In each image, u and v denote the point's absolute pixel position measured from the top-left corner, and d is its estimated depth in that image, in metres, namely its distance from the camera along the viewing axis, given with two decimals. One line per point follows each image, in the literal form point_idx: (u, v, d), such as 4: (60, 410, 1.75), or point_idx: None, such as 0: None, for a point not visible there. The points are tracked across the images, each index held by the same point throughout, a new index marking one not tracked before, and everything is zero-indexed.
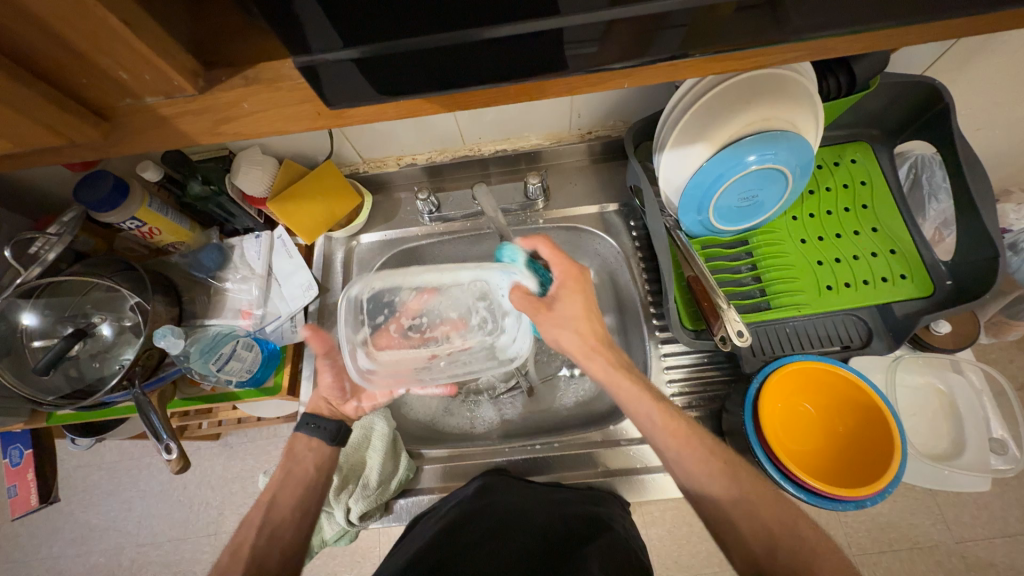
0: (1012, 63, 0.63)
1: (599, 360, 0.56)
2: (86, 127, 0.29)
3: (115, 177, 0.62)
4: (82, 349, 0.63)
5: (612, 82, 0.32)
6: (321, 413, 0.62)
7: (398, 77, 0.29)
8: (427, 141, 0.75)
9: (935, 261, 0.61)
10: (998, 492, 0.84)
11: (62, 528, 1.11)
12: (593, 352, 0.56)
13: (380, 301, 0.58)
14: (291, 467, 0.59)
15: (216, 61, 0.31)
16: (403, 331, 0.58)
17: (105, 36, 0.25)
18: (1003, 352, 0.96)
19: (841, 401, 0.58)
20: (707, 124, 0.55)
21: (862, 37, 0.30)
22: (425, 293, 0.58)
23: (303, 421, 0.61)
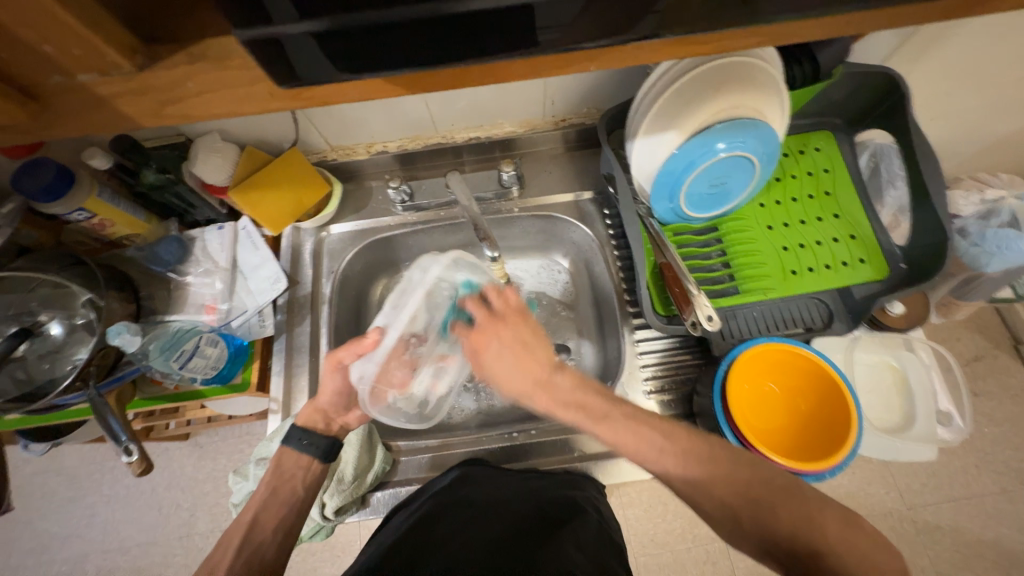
0: (963, 54, 0.65)
1: (539, 398, 0.49)
2: (12, 107, 0.27)
3: (58, 164, 0.58)
4: (30, 350, 0.59)
5: (580, 65, 0.32)
6: (314, 427, 0.58)
7: (357, 55, 0.27)
8: (398, 128, 0.73)
9: (891, 245, 0.64)
10: (945, 461, 0.91)
11: (19, 537, 1.06)
12: (533, 392, 0.50)
13: (376, 362, 0.53)
14: (280, 482, 0.56)
15: (158, 38, 0.29)
16: (403, 364, 0.55)
17: (25, 5, 0.23)
18: (952, 331, 1.02)
19: (806, 381, 0.61)
20: (678, 111, 0.55)
21: (825, 21, 0.30)
22: (398, 329, 0.53)
23: (294, 434, 0.57)
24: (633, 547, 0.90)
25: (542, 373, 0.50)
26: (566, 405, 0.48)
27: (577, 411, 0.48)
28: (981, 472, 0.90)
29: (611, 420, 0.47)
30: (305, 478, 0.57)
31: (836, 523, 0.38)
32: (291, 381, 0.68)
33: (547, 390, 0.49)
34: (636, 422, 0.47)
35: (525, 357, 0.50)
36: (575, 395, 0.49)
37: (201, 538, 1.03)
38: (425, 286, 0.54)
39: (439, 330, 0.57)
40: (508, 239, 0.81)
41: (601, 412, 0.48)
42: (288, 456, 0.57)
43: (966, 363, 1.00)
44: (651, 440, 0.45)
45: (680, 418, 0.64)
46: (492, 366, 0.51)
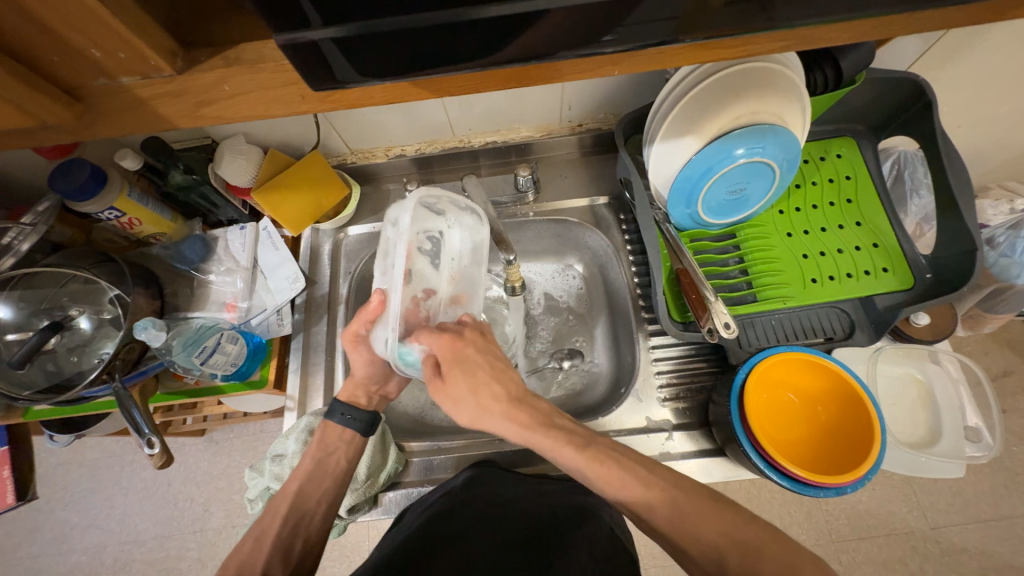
0: (993, 59, 0.64)
1: (513, 418, 0.45)
2: (59, 108, 0.28)
3: (92, 165, 0.60)
4: (59, 343, 0.61)
5: (602, 69, 0.32)
6: (356, 403, 0.60)
7: (380, 58, 0.28)
8: (416, 132, 0.74)
9: (916, 255, 0.63)
10: (971, 479, 0.87)
11: (41, 526, 1.09)
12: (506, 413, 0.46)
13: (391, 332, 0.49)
14: (323, 458, 0.57)
15: (195, 41, 0.30)
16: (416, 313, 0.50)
17: (76, 10, 0.24)
18: (978, 345, 0.99)
19: (825, 392, 0.59)
20: (697, 117, 0.55)
21: (853, 26, 0.30)
22: (396, 291, 0.48)
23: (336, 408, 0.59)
24: (643, 558, 0.89)
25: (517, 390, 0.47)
26: (546, 425, 0.46)
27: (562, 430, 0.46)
28: (1009, 492, 0.87)
29: (597, 448, 0.45)
30: (347, 453, 0.58)
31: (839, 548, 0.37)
32: (306, 379, 0.69)
33: (526, 407, 0.46)
34: (620, 455, 0.45)
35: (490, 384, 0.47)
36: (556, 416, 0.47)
37: (215, 533, 1.04)
38: (406, 240, 0.48)
39: (443, 276, 0.52)
40: (522, 243, 0.82)
41: (583, 439, 0.45)
42: (331, 431, 0.58)
43: (994, 378, 0.96)
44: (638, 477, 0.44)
45: (695, 427, 0.63)
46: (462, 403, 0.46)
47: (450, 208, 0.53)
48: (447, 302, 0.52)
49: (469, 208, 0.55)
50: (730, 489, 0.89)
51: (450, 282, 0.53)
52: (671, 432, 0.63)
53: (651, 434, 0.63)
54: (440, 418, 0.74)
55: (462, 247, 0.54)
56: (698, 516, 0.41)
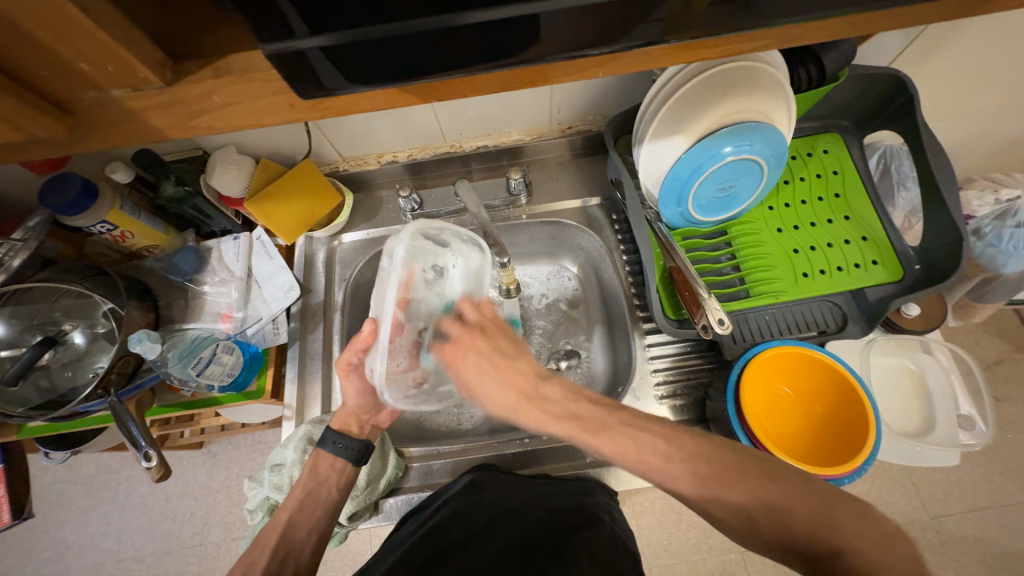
0: (973, 53, 0.65)
1: (526, 413, 0.48)
2: (50, 122, 0.28)
3: (83, 179, 0.60)
4: (53, 358, 0.60)
5: (588, 71, 0.32)
6: (347, 430, 0.59)
7: (367, 65, 0.28)
8: (407, 138, 0.74)
9: (905, 247, 0.64)
10: (967, 468, 0.88)
11: (37, 546, 1.07)
12: (519, 408, 0.48)
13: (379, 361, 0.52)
14: (314, 486, 0.57)
15: (185, 53, 0.30)
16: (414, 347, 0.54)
17: (66, 25, 0.24)
18: (970, 334, 1.01)
19: (820, 384, 0.60)
20: (685, 116, 0.56)
21: (829, 24, 0.31)
22: (388, 314, 0.53)
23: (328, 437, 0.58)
24: (646, 557, 0.89)
25: (529, 381, 0.49)
26: (559, 415, 0.46)
27: (570, 423, 0.46)
28: (1005, 480, 0.88)
29: (610, 429, 0.44)
30: (339, 481, 0.58)
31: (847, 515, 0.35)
32: (304, 388, 0.69)
33: (535, 403, 0.48)
34: (634, 428, 0.44)
35: (506, 364, 0.51)
36: (569, 405, 0.47)
37: (214, 547, 1.03)
38: (399, 269, 0.55)
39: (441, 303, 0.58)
40: (516, 246, 0.82)
41: (599, 422, 0.45)
42: (323, 460, 0.58)
43: (986, 367, 0.97)
44: (654, 446, 0.42)
45: (692, 423, 0.64)
46: (473, 380, 0.51)
47: (453, 241, 0.61)
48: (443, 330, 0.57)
49: (471, 237, 0.62)
50: None
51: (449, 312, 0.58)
52: None
53: None
54: (438, 423, 0.73)
55: (461, 275, 0.61)
56: (710, 477, 0.40)
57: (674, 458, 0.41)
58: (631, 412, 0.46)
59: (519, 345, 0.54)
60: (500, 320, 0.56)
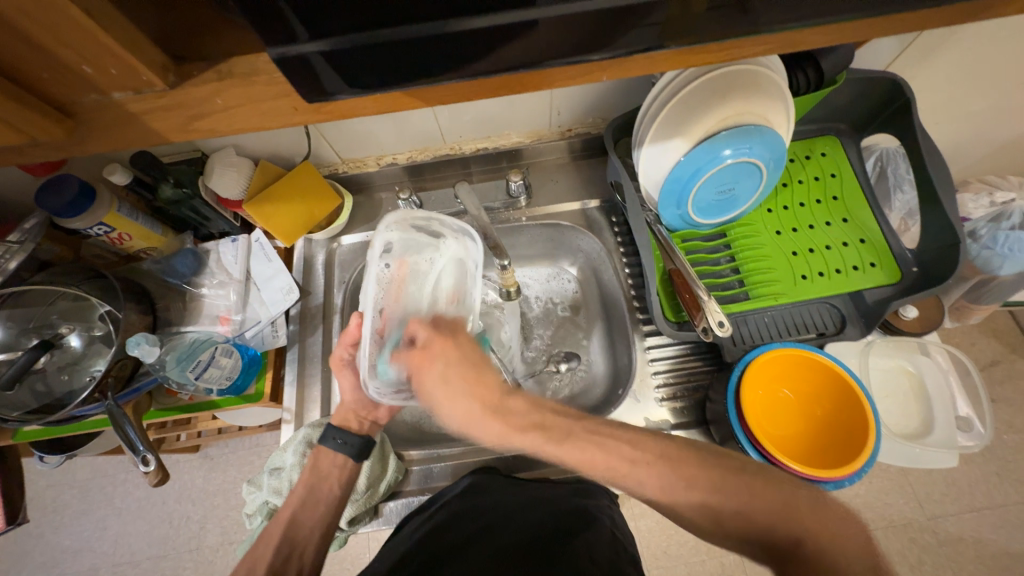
0: (968, 58, 0.66)
1: (489, 426, 0.45)
2: (51, 125, 0.28)
3: (80, 181, 0.60)
4: (50, 361, 0.60)
5: (590, 75, 0.32)
6: (348, 426, 0.59)
7: (370, 68, 0.28)
8: (407, 140, 0.74)
9: (902, 249, 0.64)
10: (965, 469, 0.89)
11: (31, 551, 1.06)
12: (482, 422, 0.45)
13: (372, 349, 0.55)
14: (316, 483, 0.56)
15: (188, 56, 0.30)
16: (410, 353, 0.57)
17: (68, 29, 0.24)
18: (966, 336, 1.01)
19: (819, 386, 0.60)
20: (684, 119, 0.56)
21: (828, 30, 0.31)
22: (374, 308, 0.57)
23: (329, 433, 0.58)
24: (646, 559, 0.89)
25: (493, 396, 0.46)
26: (523, 428, 0.44)
27: (536, 433, 0.44)
28: (1001, 481, 0.88)
29: (573, 437, 0.43)
30: (339, 479, 0.57)
31: (807, 504, 0.37)
32: (303, 391, 0.69)
33: (500, 417, 0.45)
34: (600, 436, 0.43)
35: (474, 378, 0.48)
36: (533, 416, 0.45)
37: (211, 552, 1.02)
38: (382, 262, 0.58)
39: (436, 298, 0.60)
40: (516, 247, 0.82)
41: (562, 431, 0.44)
42: (324, 456, 0.58)
43: (982, 368, 0.98)
44: (618, 451, 0.42)
45: (693, 425, 0.64)
46: (437, 392, 0.48)
47: (443, 230, 0.62)
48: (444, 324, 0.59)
49: (462, 228, 0.62)
50: None
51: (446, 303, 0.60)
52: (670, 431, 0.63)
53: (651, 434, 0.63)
54: (438, 425, 0.73)
55: (448, 268, 0.61)
56: (678, 482, 0.40)
57: (641, 462, 0.41)
58: (594, 419, 0.45)
59: (482, 357, 0.50)
60: (456, 329, 0.52)
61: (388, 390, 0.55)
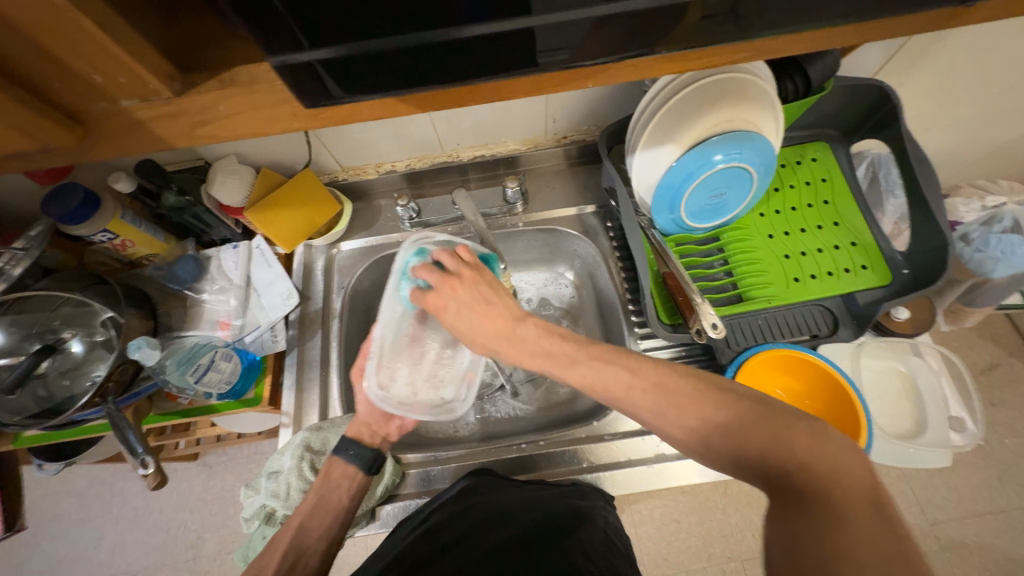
0: (954, 65, 0.67)
1: (507, 349, 0.50)
2: (62, 132, 0.29)
3: (84, 189, 0.61)
4: (51, 366, 0.61)
5: (579, 82, 0.33)
6: (360, 438, 0.60)
7: (366, 76, 0.29)
8: (405, 148, 0.76)
9: (893, 251, 0.65)
10: (965, 473, 0.89)
11: (27, 561, 1.05)
12: (501, 344, 0.51)
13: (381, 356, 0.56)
14: (327, 491, 0.57)
15: (193, 65, 0.31)
16: (422, 362, 0.59)
17: (80, 39, 0.25)
18: (963, 340, 1.02)
19: (813, 386, 0.62)
20: (676, 125, 0.57)
21: (810, 35, 0.32)
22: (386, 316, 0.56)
23: (342, 445, 0.59)
24: (645, 566, 0.89)
25: (508, 321, 0.51)
26: (533, 353, 0.49)
27: (542, 360, 0.48)
28: (1003, 485, 0.88)
29: (579, 363, 0.46)
30: (349, 488, 0.58)
31: (804, 436, 0.35)
32: (301, 395, 0.70)
33: (512, 342, 0.50)
34: (603, 360, 0.45)
35: (490, 304, 0.52)
36: (542, 343, 0.49)
37: (208, 561, 1.02)
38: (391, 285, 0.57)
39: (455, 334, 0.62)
40: (513, 253, 0.83)
41: (568, 357, 0.47)
42: (335, 466, 0.59)
43: (981, 372, 0.98)
44: (619, 377, 0.44)
45: None
46: (455, 319, 0.52)
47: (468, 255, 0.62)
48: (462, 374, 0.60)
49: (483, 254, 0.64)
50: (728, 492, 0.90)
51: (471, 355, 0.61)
52: None
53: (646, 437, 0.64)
54: (436, 429, 0.73)
55: None
56: None
57: (638, 388, 0.42)
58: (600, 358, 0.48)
59: (501, 288, 0.54)
60: (479, 266, 0.55)
61: (394, 400, 0.56)
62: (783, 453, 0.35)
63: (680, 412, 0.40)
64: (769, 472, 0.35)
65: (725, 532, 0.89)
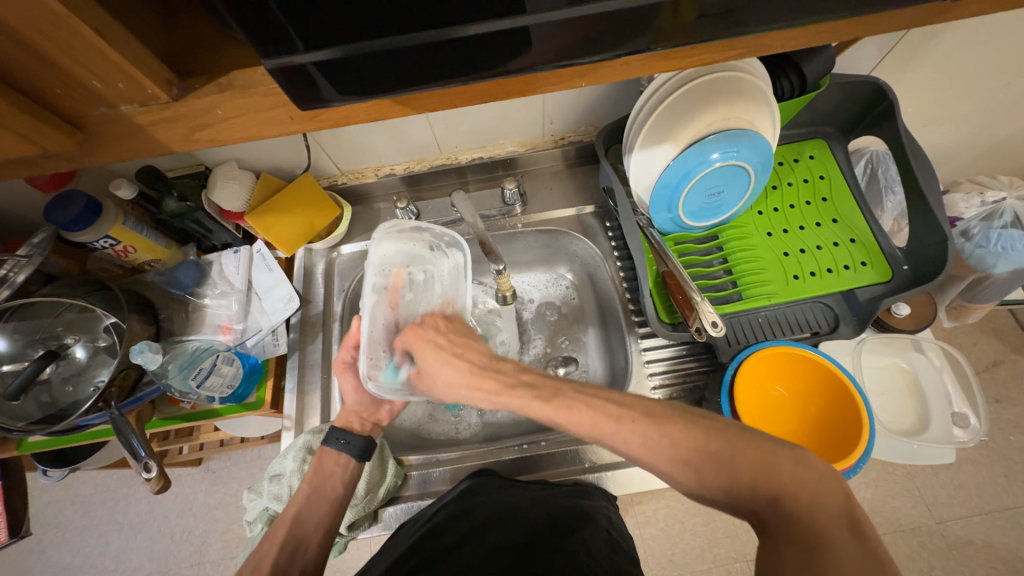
0: (950, 60, 0.68)
1: (479, 387, 0.48)
2: (62, 136, 0.29)
3: (87, 196, 0.61)
4: (55, 372, 0.61)
5: (573, 80, 0.34)
6: (350, 427, 0.60)
7: (360, 77, 0.30)
8: (404, 151, 0.76)
9: (892, 248, 0.65)
10: (971, 471, 0.88)
11: (32, 568, 1.06)
12: (472, 387, 0.48)
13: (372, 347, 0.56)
14: (319, 481, 0.56)
15: (190, 70, 0.31)
16: (406, 343, 0.58)
17: (80, 45, 0.25)
18: (967, 336, 1.01)
19: (813, 384, 0.62)
20: (672, 125, 0.58)
21: (799, 32, 0.32)
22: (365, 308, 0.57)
23: (332, 434, 0.59)
24: (650, 567, 0.88)
25: (483, 359, 0.50)
26: (513, 385, 0.47)
27: (526, 391, 0.46)
28: (1010, 483, 0.87)
29: (563, 395, 0.45)
30: (344, 476, 0.58)
31: None
32: (303, 398, 0.70)
33: (494, 376, 0.48)
34: (588, 395, 0.44)
35: (461, 346, 0.52)
36: (523, 376, 0.48)
37: (212, 566, 1.02)
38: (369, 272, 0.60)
39: (435, 301, 0.61)
40: (513, 254, 0.83)
41: (553, 391, 0.45)
42: (328, 456, 0.58)
43: (985, 368, 0.98)
44: (606, 410, 0.43)
45: None
46: (431, 363, 0.51)
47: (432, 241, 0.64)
48: None
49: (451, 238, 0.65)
50: None
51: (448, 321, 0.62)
52: None
53: None
54: (438, 431, 0.73)
55: (446, 277, 0.64)
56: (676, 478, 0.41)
57: (627, 420, 0.42)
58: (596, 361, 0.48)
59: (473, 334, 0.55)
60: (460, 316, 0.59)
61: (390, 386, 0.55)
62: (774, 481, 0.36)
63: (680, 413, 0.40)
64: (756, 503, 0.36)
65: (729, 532, 0.88)
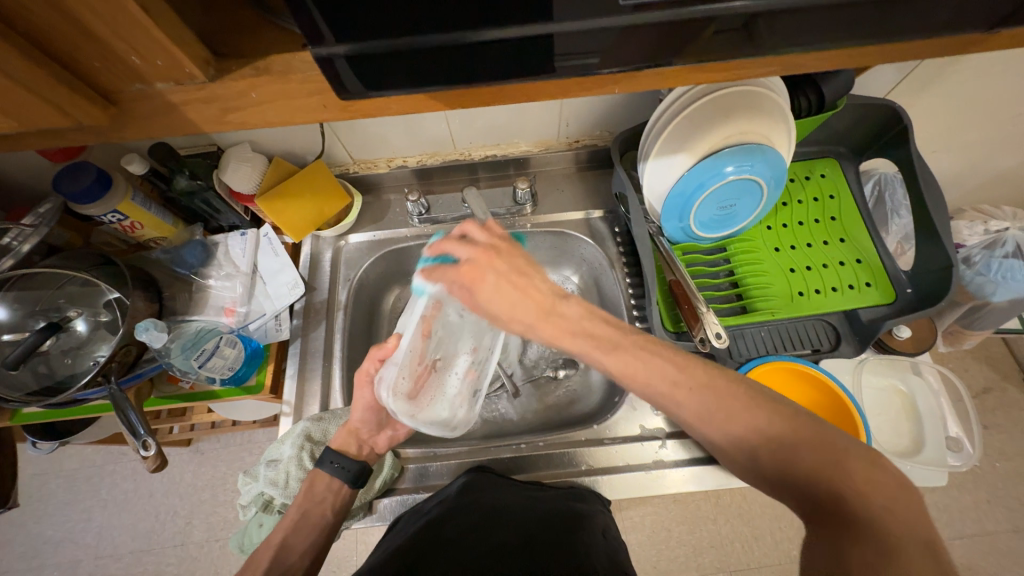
0: (965, 89, 0.68)
1: (543, 329, 0.45)
2: (95, 110, 0.29)
3: (98, 169, 0.61)
4: (55, 345, 0.61)
5: (605, 86, 0.34)
6: (346, 450, 0.60)
7: (395, 73, 0.30)
8: (418, 144, 0.76)
9: (897, 270, 0.65)
10: (955, 494, 0.89)
11: (13, 540, 1.05)
12: (535, 325, 0.45)
13: (393, 374, 0.52)
14: (311, 506, 0.57)
15: (226, 51, 0.31)
16: (425, 376, 0.55)
17: (125, 21, 0.25)
18: (959, 361, 1.03)
19: (813, 401, 0.63)
20: (690, 135, 0.58)
21: (835, 54, 0.33)
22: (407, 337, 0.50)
23: (326, 458, 0.58)
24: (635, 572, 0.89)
25: (544, 299, 0.46)
26: (575, 331, 0.45)
27: (584, 340, 0.45)
28: (992, 508, 0.89)
29: (621, 348, 0.44)
30: (333, 503, 0.58)
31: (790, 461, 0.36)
32: (303, 384, 0.69)
33: (551, 320, 0.45)
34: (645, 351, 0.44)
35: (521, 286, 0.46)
36: (584, 323, 0.45)
37: (196, 548, 1.02)
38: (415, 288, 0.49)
39: (467, 343, 0.58)
40: None
41: (612, 342, 0.45)
42: (320, 479, 0.59)
43: (975, 395, 0.99)
44: (664, 371, 0.43)
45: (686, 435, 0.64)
46: (495, 305, 0.45)
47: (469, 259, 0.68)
48: (461, 375, 0.59)
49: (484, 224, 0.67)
50: (721, 502, 0.90)
51: (470, 357, 0.59)
52: (664, 440, 0.64)
53: (644, 442, 0.64)
54: None
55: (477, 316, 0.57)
56: None
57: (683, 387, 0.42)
58: None
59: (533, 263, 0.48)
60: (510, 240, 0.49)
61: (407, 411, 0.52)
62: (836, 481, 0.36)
63: None
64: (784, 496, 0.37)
65: (715, 542, 0.89)
